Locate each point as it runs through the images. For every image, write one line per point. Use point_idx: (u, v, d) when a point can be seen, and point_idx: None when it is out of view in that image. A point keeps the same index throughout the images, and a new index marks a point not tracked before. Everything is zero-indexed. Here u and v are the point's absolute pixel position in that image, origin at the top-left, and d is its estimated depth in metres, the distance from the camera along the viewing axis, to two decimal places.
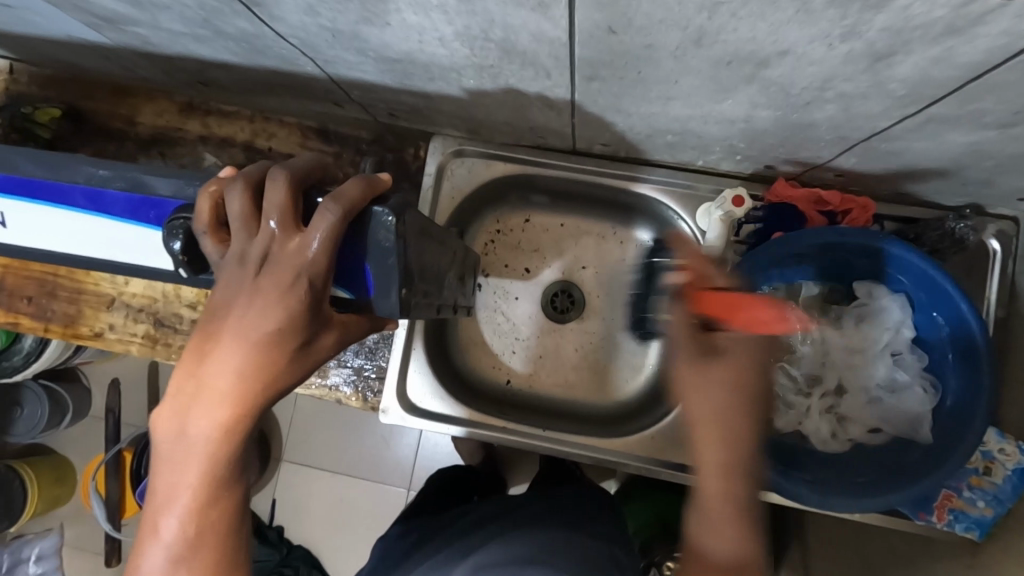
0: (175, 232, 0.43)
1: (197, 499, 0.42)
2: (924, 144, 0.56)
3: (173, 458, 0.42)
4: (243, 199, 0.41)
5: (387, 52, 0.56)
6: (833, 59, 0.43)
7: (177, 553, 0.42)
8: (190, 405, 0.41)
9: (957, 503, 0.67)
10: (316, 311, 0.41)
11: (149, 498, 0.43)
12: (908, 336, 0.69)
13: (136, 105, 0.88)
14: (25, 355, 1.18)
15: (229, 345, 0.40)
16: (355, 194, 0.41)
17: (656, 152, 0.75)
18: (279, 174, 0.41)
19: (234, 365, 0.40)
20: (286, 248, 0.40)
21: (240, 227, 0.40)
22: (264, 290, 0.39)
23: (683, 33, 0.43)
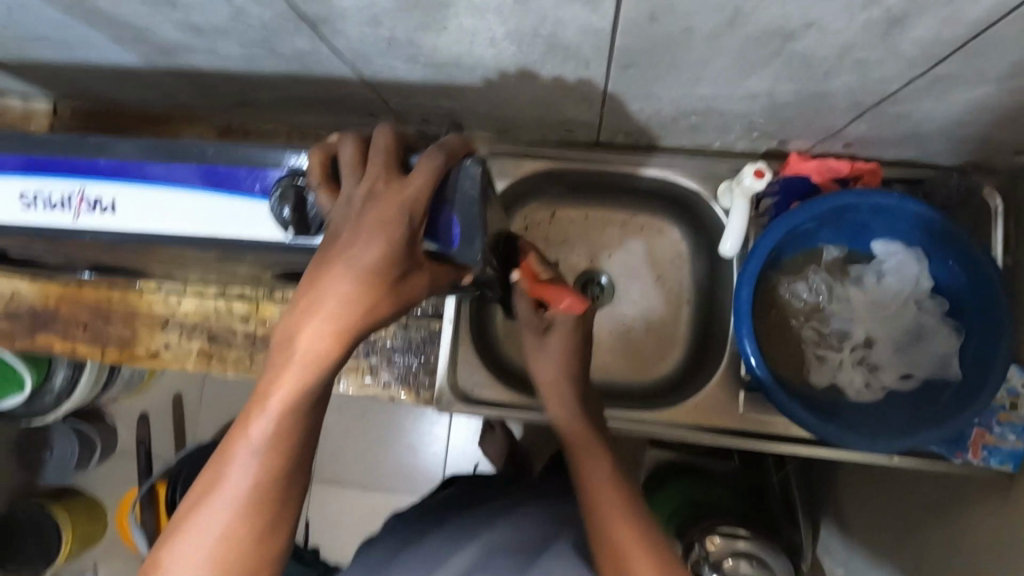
0: (286, 197, 0.45)
1: (292, 405, 0.42)
2: (931, 104, 0.62)
3: (281, 362, 0.42)
4: (354, 150, 0.46)
5: (435, 57, 0.61)
6: (853, 28, 0.48)
7: (263, 454, 0.42)
8: (303, 313, 0.42)
9: (990, 440, 0.73)
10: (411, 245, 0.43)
11: (239, 414, 0.44)
12: (929, 286, 0.74)
13: (174, 132, 0.92)
14: (55, 394, 1.21)
15: (341, 259, 0.41)
16: (453, 146, 0.46)
17: (677, 137, 0.80)
18: (385, 129, 0.46)
19: (352, 282, 0.41)
20: (390, 187, 0.43)
21: (349, 173, 0.45)
22: (368, 220, 0.41)
23: (719, 15, 0.48)
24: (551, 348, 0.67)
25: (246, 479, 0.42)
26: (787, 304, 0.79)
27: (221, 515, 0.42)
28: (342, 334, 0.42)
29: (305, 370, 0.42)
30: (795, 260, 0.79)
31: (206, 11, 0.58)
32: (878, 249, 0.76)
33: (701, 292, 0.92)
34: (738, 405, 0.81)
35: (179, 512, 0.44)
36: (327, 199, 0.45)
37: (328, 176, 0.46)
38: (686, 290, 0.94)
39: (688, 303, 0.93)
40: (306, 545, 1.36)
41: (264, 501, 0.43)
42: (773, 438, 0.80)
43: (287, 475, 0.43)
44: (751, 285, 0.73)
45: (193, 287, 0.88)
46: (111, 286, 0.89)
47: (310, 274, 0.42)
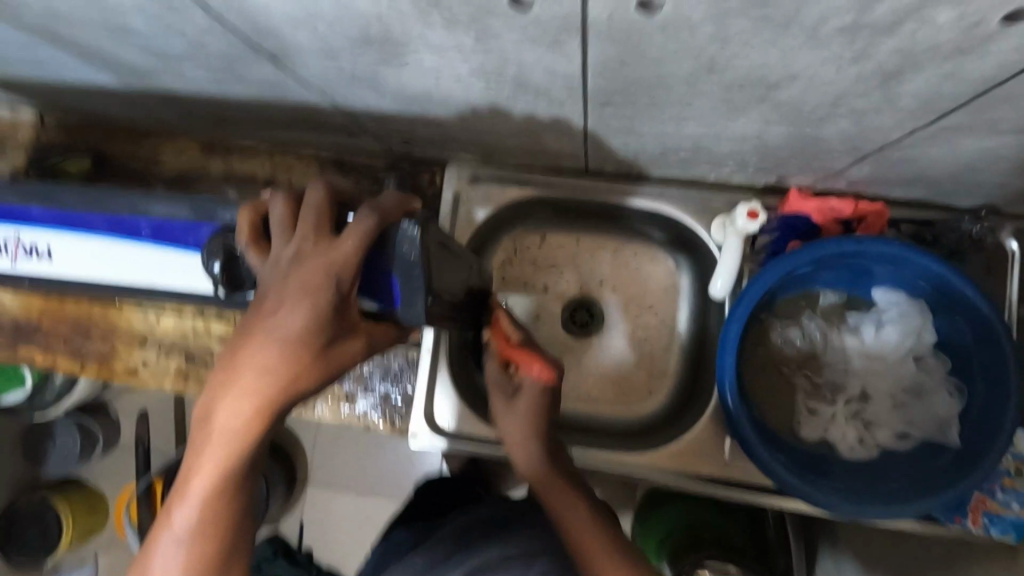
0: (215, 253, 0.49)
1: (216, 487, 0.42)
2: (937, 151, 0.57)
3: (201, 445, 0.42)
4: (284, 207, 0.45)
5: (404, 90, 0.58)
6: (844, 79, 0.44)
7: (190, 539, 0.43)
8: (219, 396, 0.42)
9: (992, 506, 0.68)
10: (341, 310, 0.42)
11: (171, 486, 0.44)
12: (932, 340, 0.69)
13: (159, 148, 0.91)
14: (56, 391, 1.19)
15: (258, 339, 0.41)
16: (388, 207, 0.47)
17: (668, 169, 0.76)
18: (318, 186, 0.46)
19: (266, 364, 0.41)
20: (318, 249, 0.42)
21: (278, 230, 0.44)
22: (292, 289, 0.41)
23: (695, 62, 0.44)
24: (519, 407, 0.66)
25: (179, 558, 0.43)
26: (778, 350, 0.75)
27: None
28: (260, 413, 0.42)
29: (227, 451, 0.42)
30: (789, 302, 0.75)
31: (166, 40, 0.56)
32: (879, 296, 0.72)
33: (695, 327, 0.87)
34: (723, 452, 0.78)
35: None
36: (256, 257, 0.45)
37: (256, 236, 0.46)
38: (679, 324, 0.88)
39: (681, 338, 0.88)
40: (300, 547, 1.35)
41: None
42: (759, 490, 0.76)
43: (217, 556, 0.44)
44: (741, 326, 0.68)
45: (172, 305, 0.87)
46: (93, 301, 0.89)
47: (228, 357, 0.42)
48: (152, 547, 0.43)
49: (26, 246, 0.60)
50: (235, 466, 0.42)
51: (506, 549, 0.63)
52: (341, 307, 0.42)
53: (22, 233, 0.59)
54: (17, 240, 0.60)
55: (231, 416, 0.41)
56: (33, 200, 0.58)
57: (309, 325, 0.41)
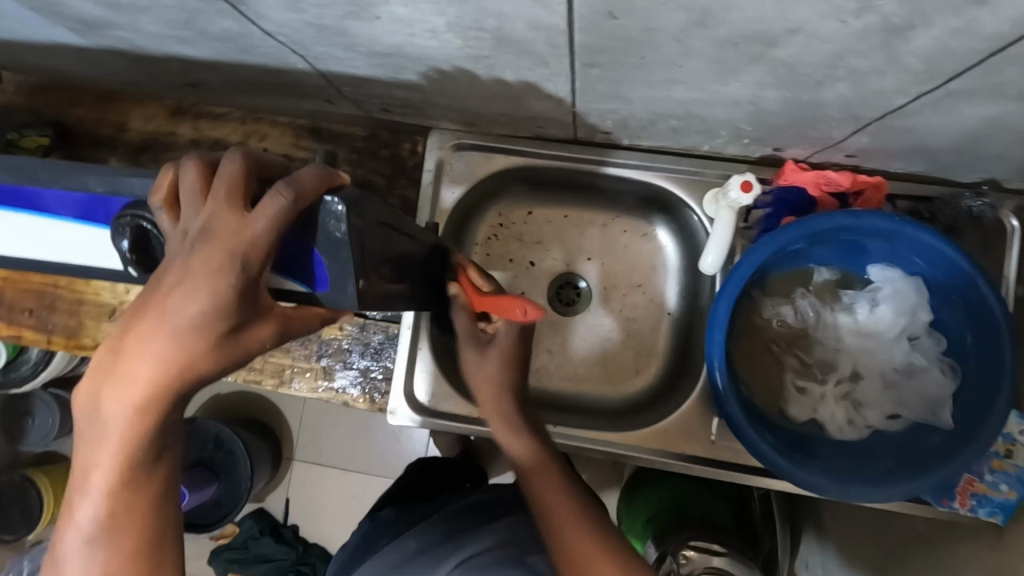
0: (121, 230, 0.39)
1: (119, 479, 0.40)
2: (941, 120, 0.54)
3: (98, 434, 0.39)
4: (197, 173, 0.38)
5: (376, 47, 0.54)
6: (847, 35, 0.41)
7: (96, 534, 0.40)
8: (106, 384, 0.38)
9: (979, 488, 0.67)
10: (249, 298, 0.37)
11: (72, 477, 0.41)
12: (927, 320, 0.67)
13: (125, 112, 0.86)
14: (32, 364, 1.16)
15: (146, 328, 0.36)
16: (309, 181, 0.37)
17: (658, 138, 0.72)
18: (237, 156, 0.38)
19: (158, 348, 0.36)
20: (228, 224, 0.36)
21: (190, 201, 0.37)
22: (190, 269, 0.35)
23: (686, 15, 0.40)
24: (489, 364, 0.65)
25: (88, 554, 0.40)
26: (768, 328, 0.73)
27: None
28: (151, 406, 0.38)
29: (127, 443, 0.39)
30: (780, 280, 0.72)
31: None
32: (875, 273, 0.69)
33: (684, 305, 0.85)
34: (710, 432, 0.76)
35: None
36: (167, 227, 0.38)
37: (173, 200, 0.39)
38: (668, 302, 0.86)
39: (669, 316, 0.85)
40: (286, 523, 1.35)
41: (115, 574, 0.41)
42: (742, 469, 0.75)
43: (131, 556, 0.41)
44: (730, 305, 0.66)
45: None
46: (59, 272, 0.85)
47: (116, 346, 0.38)
48: (60, 546, 0.41)
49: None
50: (138, 454, 0.39)
51: (490, 535, 0.61)
52: (250, 296, 0.37)
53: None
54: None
55: (122, 409, 0.38)
56: None
57: (208, 312, 0.35)
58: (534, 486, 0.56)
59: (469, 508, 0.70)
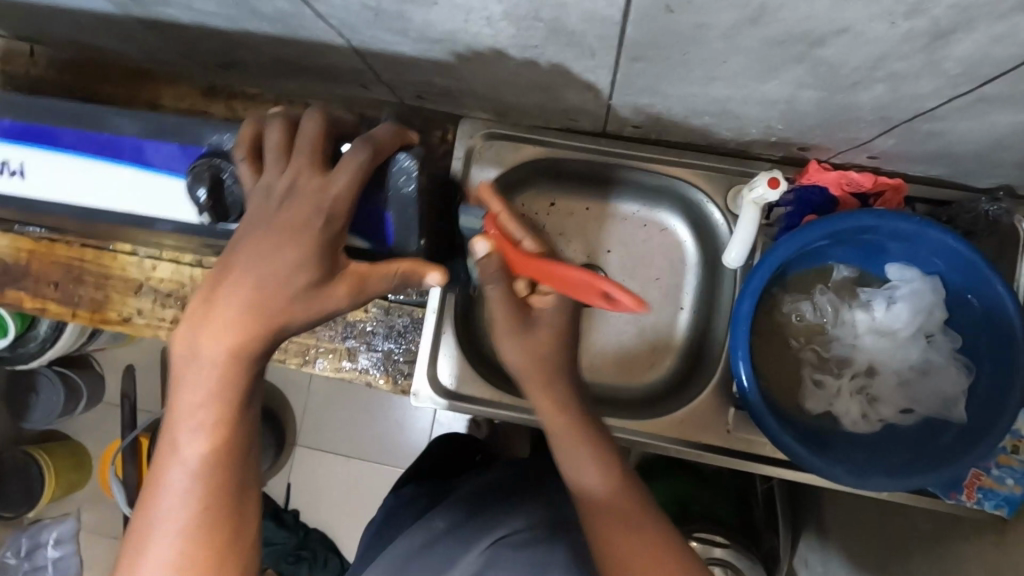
0: (202, 176, 0.48)
1: (218, 418, 0.43)
2: (968, 125, 0.56)
3: (191, 374, 0.43)
4: (281, 133, 0.47)
5: (427, 32, 0.55)
6: (892, 38, 0.43)
7: (197, 471, 0.43)
8: (205, 324, 0.43)
9: (986, 482, 0.69)
10: (327, 246, 0.45)
11: (166, 419, 0.44)
12: (942, 318, 0.69)
13: (157, 91, 0.86)
14: (40, 341, 1.13)
15: (236, 278, 0.44)
16: (381, 139, 0.47)
17: (687, 134, 0.74)
18: (317, 117, 0.48)
19: (257, 291, 0.43)
20: (312, 180, 0.45)
21: (275, 156, 0.46)
22: (284, 223, 0.44)
23: (740, 13, 0.42)
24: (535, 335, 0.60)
25: (183, 490, 0.43)
26: (786, 322, 0.75)
27: (167, 551, 0.42)
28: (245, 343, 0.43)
29: (226, 378, 0.43)
30: (800, 277, 0.75)
31: None
32: (892, 272, 0.71)
33: (701, 299, 0.87)
34: (726, 422, 0.78)
35: (120, 562, 0.44)
36: (249, 174, 0.47)
37: (254, 153, 0.48)
38: (686, 296, 0.88)
39: (686, 310, 0.87)
40: (288, 507, 1.36)
41: (212, 507, 0.43)
42: (755, 459, 0.77)
43: (225, 493, 0.43)
44: (754, 300, 0.68)
45: (169, 253, 0.84)
46: (85, 245, 0.86)
47: (208, 295, 0.44)
48: (157, 487, 0.43)
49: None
50: (234, 389, 0.44)
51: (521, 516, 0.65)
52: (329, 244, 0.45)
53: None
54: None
55: (221, 345, 0.43)
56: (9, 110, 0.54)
57: (293, 260, 0.44)
58: (608, 531, 0.52)
59: (495, 487, 0.73)
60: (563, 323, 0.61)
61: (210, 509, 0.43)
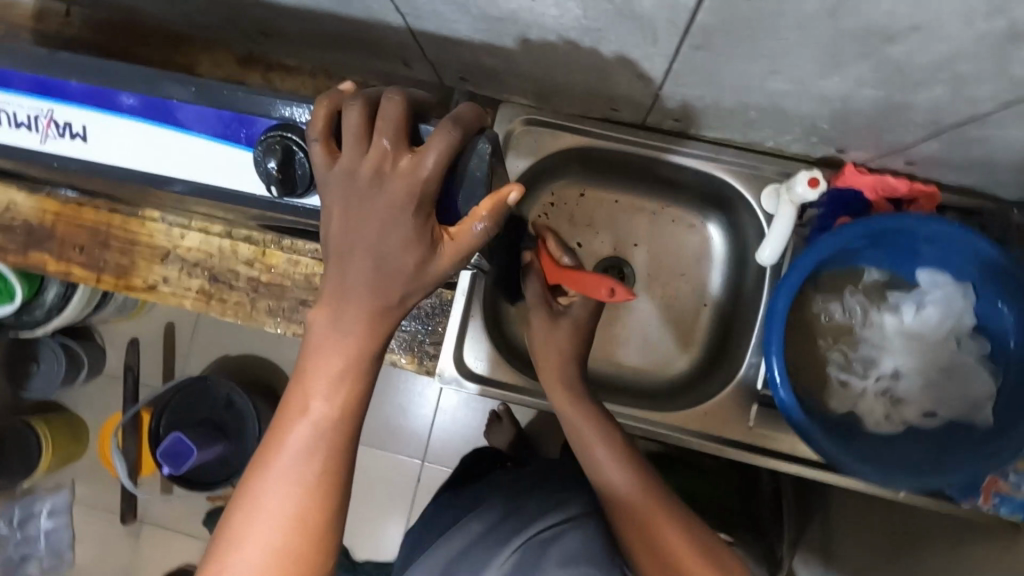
0: (273, 150, 0.45)
1: (345, 389, 0.47)
2: (1016, 133, 0.57)
3: (329, 337, 0.47)
4: (361, 113, 0.43)
5: (489, 9, 0.55)
6: (967, 37, 0.43)
7: (323, 429, 0.46)
8: (342, 292, 0.45)
9: (1003, 487, 0.70)
10: (425, 234, 0.43)
11: (299, 373, 0.47)
12: (971, 324, 0.70)
13: (193, 57, 0.85)
14: (46, 309, 1.11)
15: (355, 263, 0.44)
16: (467, 118, 0.44)
17: (727, 129, 0.75)
18: (399, 96, 0.44)
19: (384, 267, 0.44)
20: (400, 167, 0.42)
21: (354, 142, 0.43)
22: (383, 205, 0.42)
23: (820, 3, 0.43)
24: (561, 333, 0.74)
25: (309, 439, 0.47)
26: (816, 323, 0.76)
27: (288, 503, 0.46)
28: (375, 327, 0.46)
29: (355, 355, 0.47)
30: (832, 276, 0.75)
31: None
32: (924, 277, 0.72)
33: (724, 296, 0.88)
34: (748, 418, 0.79)
35: (232, 511, 0.47)
36: (324, 159, 0.44)
37: (330, 134, 0.44)
38: (709, 293, 0.89)
39: (708, 307, 0.89)
40: None
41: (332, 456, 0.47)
42: (774, 455, 0.77)
43: (342, 456, 0.47)
44: (790, 296, 0.68)
45: (199, 222, 0.84)
46: (113, 211, 0.85)
47: (336, 275, 0.46)
48: (287, 432, 0.47)
49: (58, 124, 0.51)
50: (364, 356, 0.47)
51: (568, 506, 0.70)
52: (426, 233, 0.43)
53: (53, 108, 0.50)
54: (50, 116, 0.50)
55: (354, 324, 0.46)
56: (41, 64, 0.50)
57: (407, 249, 0.43)
58: (633, 522, 0.62)
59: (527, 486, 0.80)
60: (584, 322, 0.74)
61: (329, 469, 0.46)
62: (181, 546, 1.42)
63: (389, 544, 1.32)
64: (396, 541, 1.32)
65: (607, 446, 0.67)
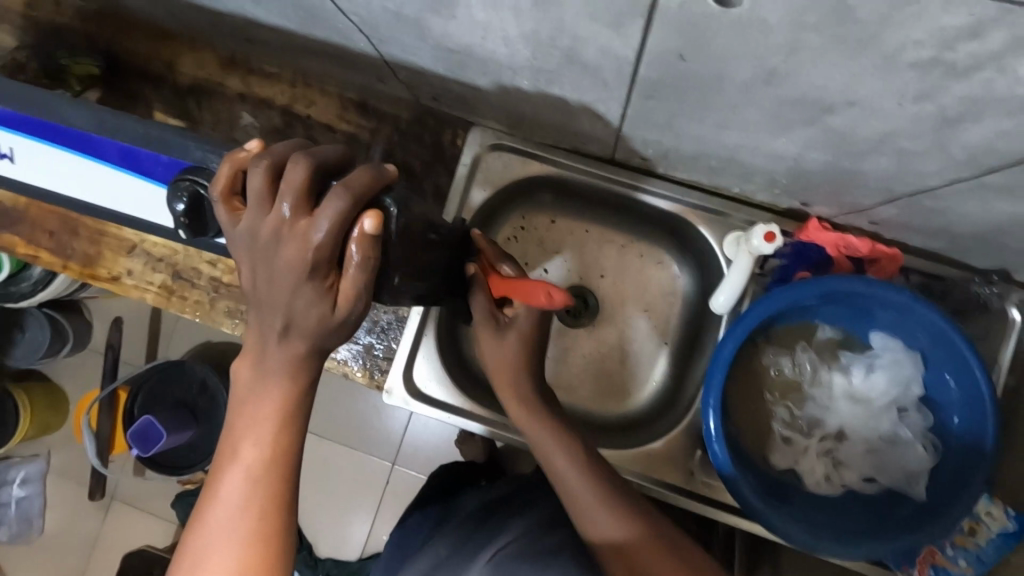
0: (179, 194, 0.49)
1: (277, 433, 0.48)
2: (969, 207, 0.56)
3: (257, 386, 0.47)
4: (263, 178, 0.43)
5: (445, 42, 0.55)
6: (902, 116, 0.43)
7: (254, 478, 0.47)
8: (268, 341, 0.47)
9: (939, 560, 0.69)
10: (325, 292, 0.43)
11: (229, 427, 0.48)
12: (917, 393, 0.69)
13: (176, 55, 0.86)
14: (33, 282, 1.12)
15: (269, 315, 0.45)
16: (360, 184, 0.43)
17: (693, 173, 0.74)
18: (300, 159, 0.43)
19: (297, 318, 0.44)
20: (295, 231, 0.42)
21: (256, 204, 0.43)
22: (282, 271, 0.43)
23: (754, 70, 0.42)
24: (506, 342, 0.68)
25: (239, 491, 0.46)
26: (765, 375, 0.75)
27: (223, 560, 0.45)
28: (301, 368, 0.47)
29: (285, 397, 0.47)
30: (784, 331, 0.74)
31: None
32: (877, 340, 0.71)
33: (686, 337, 0.87)
34: (690, 464, 0.78)
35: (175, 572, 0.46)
36: (227, 216, 0.45)
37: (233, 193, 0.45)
38: (671, 332, 0.88)
39: (668, 346, 0.87)
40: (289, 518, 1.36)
41: (268, 507, 0.47)
42: (716, 504, 0.77)
43: (279, 502, 0.47)
44: (735, 348, 0.68)
45: None
46: None
47: (257, 325, 0.47)
48: (219, 487, 0.47)
49: None
50: (295, 400, 0.48)
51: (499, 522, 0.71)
52: (324, 292, 0.43)
53: None
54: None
55: (279, 368, 0.47)
56: None
57: (308, 306, 0.43)
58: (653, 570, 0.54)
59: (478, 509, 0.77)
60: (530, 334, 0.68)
61: (267, 517, 0.46)
62: (148, 526, 1.44)
63: (352, 545, 1.31)
64: (360, 543, 1.31)
65: (573, 465, 0.62)
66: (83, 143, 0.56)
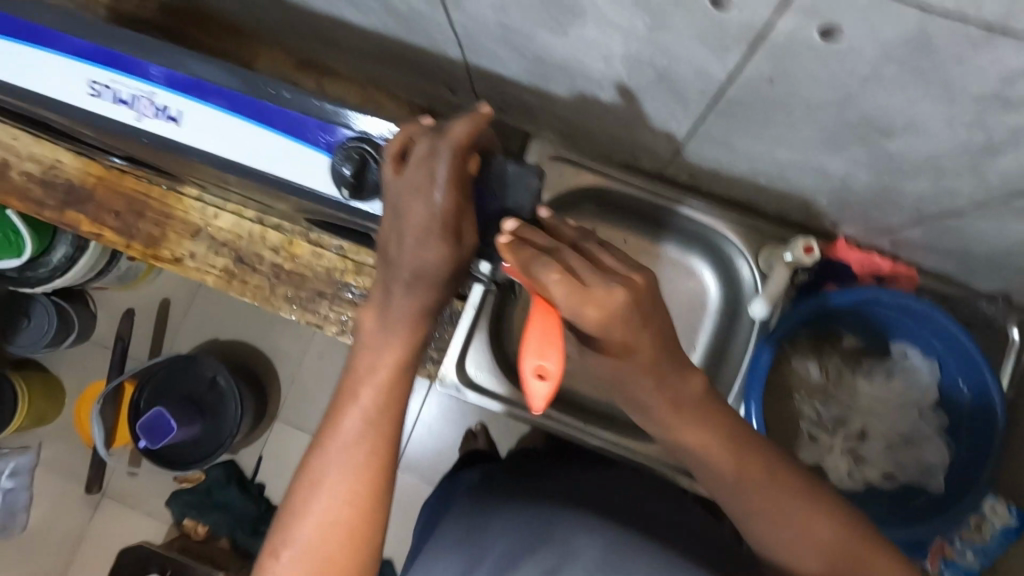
0: (349, 158, 0.57)
1: (394, 381, 0.52)
2: (990, 229, 0.65)
3: (381, 338, 0.52)
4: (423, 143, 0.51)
5: (543, 55, 0.62)
6: (951, 142, 0.51)
7: (371, 419, 0.50)
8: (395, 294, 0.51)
9: (947, 552, 0.77)
10: (446, 239, 0.49)
11: (350, 373, 0.52)
12: (932, 399, 0.77)
13: (252, 53, 0.91)
14: (50, 268, 1.10)
15: (396, 270, 0.51)
16: (460, 136, 0.50)
17: (736, 189, 0.82)
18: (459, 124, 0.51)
19: (422, 268, 0.50)
20: (420, 187, 0.49)
21: (411, 164, 0.51)
22: (417, 229, 0.49)
23: (832, 95, 0.50)
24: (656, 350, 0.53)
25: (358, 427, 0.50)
26: (797, 378, 0.81)
27: (340, 484, 0.49)
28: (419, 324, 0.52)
29: (401, 349, 0.51)
30: (813, 338, 0.81)
31: None
32: (896, 348, 0.79)
33: (714, 343, 0.93)
34: None
35: (290, 500, 0.50)
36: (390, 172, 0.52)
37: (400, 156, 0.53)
38: (700, 338, 0.94)
39: (697, 352, 0.94)
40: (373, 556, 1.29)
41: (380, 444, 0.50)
42: None
43: (388, 441, 0.51)
44: (772, 351, 0.75)
45: (234, 204, 0.88)
46: (153, 183, 0.89)
47: (384, 279, 0.52)
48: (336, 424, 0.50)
49: (159, 106, 0.61)
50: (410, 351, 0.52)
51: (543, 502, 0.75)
52: (445, 242, 0.49)
53: (156, 93, 0.61)
54: (150, 98, 0.61)
55: (401, 320, 0.51)
56: (159, 58, 0.61)
57: (435, 258, 0.49)
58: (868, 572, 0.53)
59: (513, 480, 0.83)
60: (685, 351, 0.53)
61: (379, 454, 0.50)
62: (141, 524, 1.40)
63: None
64: None
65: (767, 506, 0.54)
66: (204, 91, 0.61)
